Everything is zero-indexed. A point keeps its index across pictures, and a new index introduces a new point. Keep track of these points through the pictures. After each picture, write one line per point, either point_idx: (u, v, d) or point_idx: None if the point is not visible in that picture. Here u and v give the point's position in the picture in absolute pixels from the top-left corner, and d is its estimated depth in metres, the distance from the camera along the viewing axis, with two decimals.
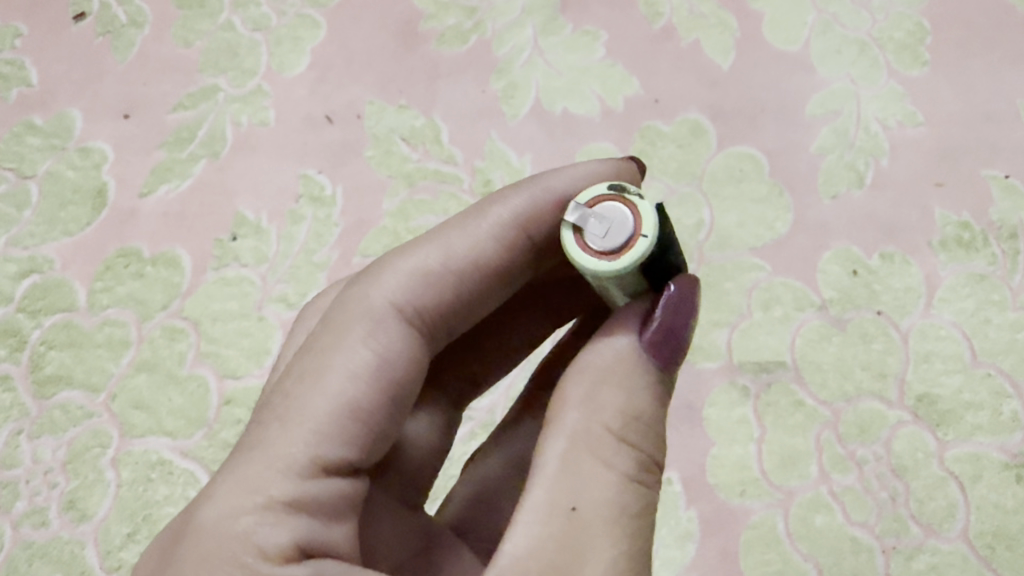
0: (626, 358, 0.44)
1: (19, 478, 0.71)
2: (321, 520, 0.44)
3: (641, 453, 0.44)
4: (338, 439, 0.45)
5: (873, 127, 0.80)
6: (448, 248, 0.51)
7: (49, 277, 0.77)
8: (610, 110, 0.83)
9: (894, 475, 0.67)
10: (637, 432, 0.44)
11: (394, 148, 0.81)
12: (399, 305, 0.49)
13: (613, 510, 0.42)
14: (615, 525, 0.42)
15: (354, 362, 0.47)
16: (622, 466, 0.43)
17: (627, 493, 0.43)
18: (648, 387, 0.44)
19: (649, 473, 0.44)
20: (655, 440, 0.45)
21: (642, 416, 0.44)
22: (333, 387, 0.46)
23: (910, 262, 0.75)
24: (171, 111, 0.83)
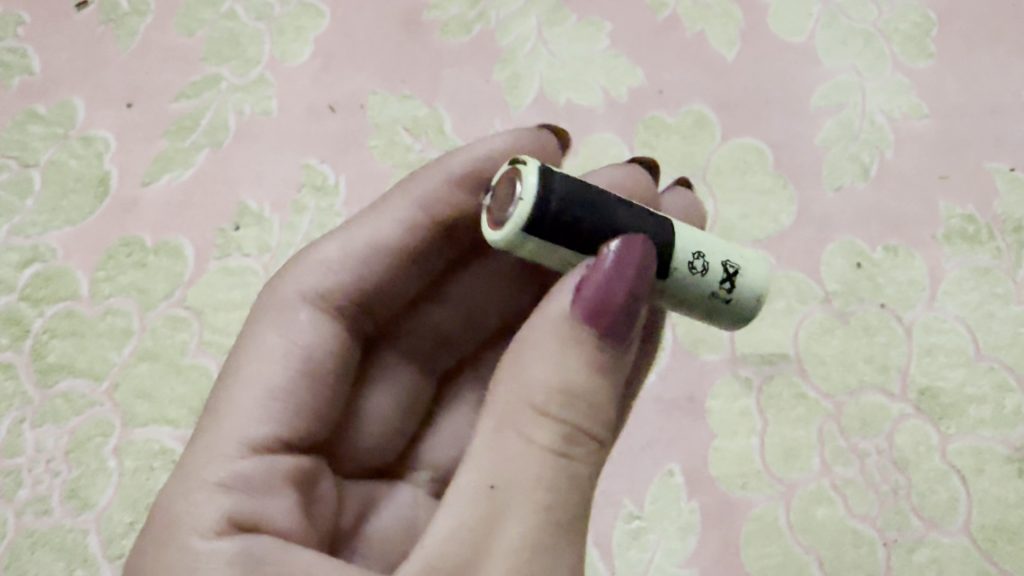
0: (560, 327, 0.39)
1: (21, 467, 0.71)
2: (257, 494, 0.44)
3: (574, 429, 0.39)
4: (262, 419, 0.47)
5: (878, 120, 0.79)
6: (361, 238, 0.53)
7: (51, 266, 0.77)
8: (613, 101, 0.82)
9: (896, 468, 0.67)
10: (567, 405, 0.39)
11: (397, 138, 0.81)
12: (312, 294, 0.51)
13: (534, 489, 0.38)
14: (536, 511, 0.38)
15: (270, 351, 0.49)
16: (547, 447, 0.39)
17: (554, 476, 0.39)
18: (585, 357, 0.39)
19: (585, 449, 0.40)
20: (595, 414, 0.40)
21: (577, 391, 0.39)
22: (251, 375, 0.48)
23: (913, 255, 0.75)
24: (174, 100, 0.83)
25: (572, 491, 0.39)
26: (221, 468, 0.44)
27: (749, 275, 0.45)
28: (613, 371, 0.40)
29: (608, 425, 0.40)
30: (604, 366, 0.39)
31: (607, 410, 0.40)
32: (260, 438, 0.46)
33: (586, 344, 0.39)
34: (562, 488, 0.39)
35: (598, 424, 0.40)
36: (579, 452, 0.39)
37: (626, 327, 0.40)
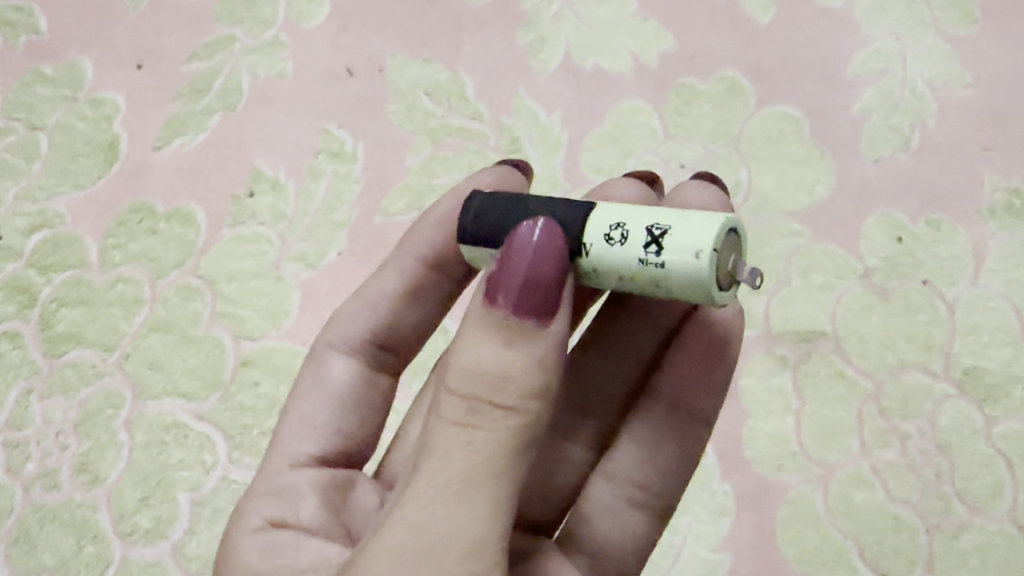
0: (475, 313, 0.38)
1: (29, 439, 0.68)
2: (284, 498, 0.49)
3: (480, 402, 0.36)
4: (302, 441, 0.53)
5: (918, 88, 0.76)
6: (374, 288, 0.56)
7: (60, 232, 0.74)
8: (642, 67, 0.79)
9: (938, 451, 0.64)
10: (472, 380, 0.37)
11: (417, 103, 0.78)
12: (338, 341, 0.56)
13: (442, 460, 0.36)
14: (439, 486, 0.36)
15: (306, 391, 0.55)
16: (454, 425, 0.37)
17: (459, 452, 0.36)
18: (493, 334, 0.37)
19: (497, 422, 0.36)
20: (506, 385, 0.36)
21: (483, 365, 0.37)
22: (293, 411, 0.55)
23: (956, 230, 0.71)
24: (186, 63, 0.80)
25: (484, 466, 0.36)
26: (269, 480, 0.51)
27: (684, 231, 0.37)
28: (530, 350, 0.37)
29: (530, 397, 0.37)
30: (515, 339, 0.37)
31: (526, 381, 0.37)
32: (300, 456, 0.52)
33: (494, 322, 0.37)
34: (468, 463, 0.36)
35: (511, 395, 0.36)
36: (488, 425, 0.36)
37: (527, 296, 0.37)
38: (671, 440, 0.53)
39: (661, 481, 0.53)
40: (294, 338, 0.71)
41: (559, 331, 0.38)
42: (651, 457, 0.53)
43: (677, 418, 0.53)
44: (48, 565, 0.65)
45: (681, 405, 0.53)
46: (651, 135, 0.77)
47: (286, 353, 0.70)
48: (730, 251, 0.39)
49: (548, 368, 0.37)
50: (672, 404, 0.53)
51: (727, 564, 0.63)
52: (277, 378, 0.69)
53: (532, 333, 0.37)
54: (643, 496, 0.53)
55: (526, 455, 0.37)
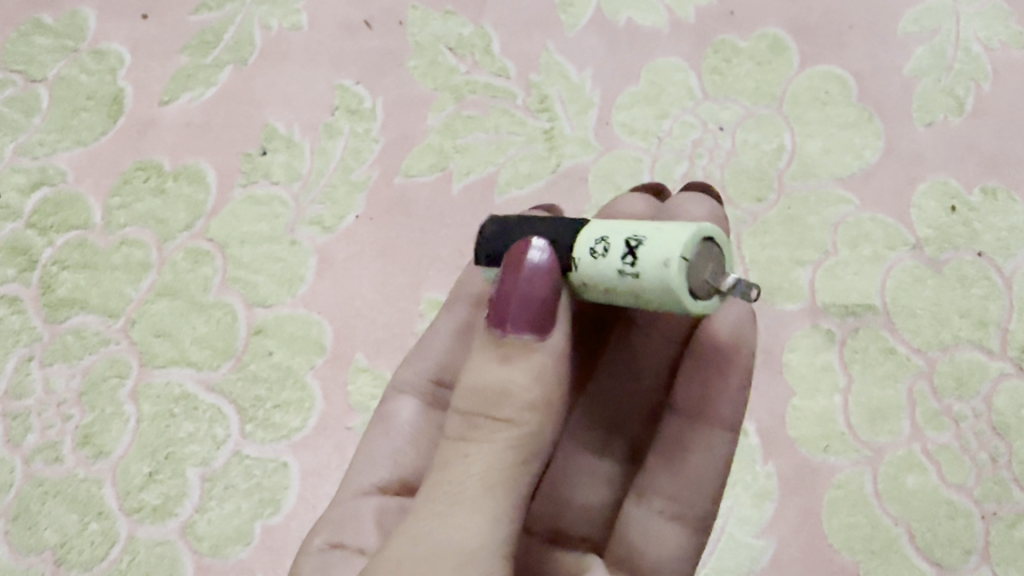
0: (481, 337, 0.37)
1: (29, 410, 0.64)
2: (347, 526, 0.50)
3: (480, 416, 0.36)
4: (371, 472, 0.52)
5: (973, 48, 0.71)
6: (431, 334, 0.55)
7: (62, 191, 0.70)
8: (679, 23, 0.74)
9: (995, 433, 0.61)
10: (469, 397, 0.36)
11: (440, 58, 0.73)
12: (402, 382, 0.55)
13: (444, 475, 0.36)
14: (440, 497, 0.36)
15: (374, 432, 0.54)
16: (455, 441, 0.36)
17: (458, 466, 0.36)
18: (493, 353, 0.37)
19: (495, 434, 0.35)
20: (502, 399, 0.36)
21: (482, 382, 0.36)
22: (362, 447, 0.53)
23: (1014, 199, 0.67)
24: (194, 13, 0.75)
25: (484, 478, 0.35)
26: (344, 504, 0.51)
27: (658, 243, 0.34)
28: (528, 364, 0.36)
29: (527, 409, 0.35)
30: (512, 355, 0.36)
31: (524, 394, 0.35)
32: (367, 487, 0.52)
33: (498, 344, 0.37)
34: (466, 475, 0.35)
35: (509, 408, 0.35)
36: (487, 439, 0.35)
37: (524, 319, 0.36)
38: (693, 451, 0.47)
39: (694, 494, 0.47)
40: (310, 306, 0.67)
41: (557, 346, 0.36)
42: (676, 469, 0.47)
43: (699, 428, 0.47)
44: (50, 543, 0.61)
45: (698, 411, 0.47)
46: (688, 96, 0.71)
47: (301, 322, 0.66)
48: (712, 261, 0.35)
49: (548, 381, 0.36)
50: (686, 412, 0.47)
51: (771, 550, 0.59)
52: (292, 349, 0.66)
53: (532, 349, 0.36)
54: (675, 511, 0.47)
55: (529, 467, 0.36)
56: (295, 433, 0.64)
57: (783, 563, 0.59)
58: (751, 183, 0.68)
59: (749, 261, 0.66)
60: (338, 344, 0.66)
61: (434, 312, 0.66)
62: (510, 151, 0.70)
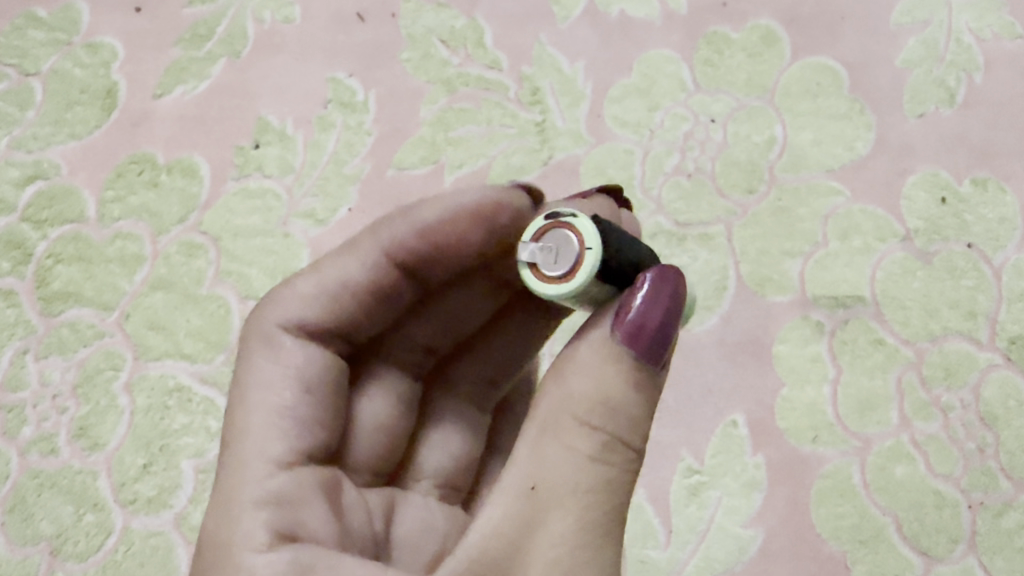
0: (595, 347, 0.37)
1: (25, 403, 0.65)
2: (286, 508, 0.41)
3: (616, 440, 0.36)
4: (279, 434, 0.43)
5: (966, 39, 0.71)
6: (336, 275, 0.48)
7: (56, 184, 0.70)
8: (671, 14, 0.74)
9: (983, 424, 0.62)
10: (605, 417, 0.36)
11: (432, 51, 0.73)
12: (293, 316, 0.47)
13: (576, 492, 0.36)
14: (571, 517, 0.35)
15: (267, 381, 0.45)
16: (587, 458, 0.36)
17: (594, 486, 0.36)
18: (622, 370, 0.36)
19: (620, 459, 0.36)
20: (632, 424, 0.36)
21: (619, 405, 0.36)
22: (253, 401, 0.44)
23: (1004, 190, 0.67)
24: (187, 6, 0.75)
25: (609, 499, 0.36)
26: (257, 488, 0.41)
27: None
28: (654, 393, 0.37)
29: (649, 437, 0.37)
30: (641, 378, 0.37)
31: (645, 420, 0.37)
32: (284, 456, 0.43)
33: (623, 361, 0.36)
34: (593, 495, 0.36)
35: (637, 434, 0.37)
36: (615, 462, 0.36)
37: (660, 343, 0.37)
38: None
39: None
40: None
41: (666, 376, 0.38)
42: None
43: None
44: (46, 534, 0.62)
45: None
46: (679, 88, 0.72)
47: None
48: None
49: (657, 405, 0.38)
50: None
51: (759, 540, 0.60)
52: None
53: (657, 375, 0.37)
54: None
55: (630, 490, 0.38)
56: None
57: (772, 552, 0.59)
58: (741, 175, 0.69)
59: (740, 252, 0.66)
60: None
61: None
62: (502, 144, 0.70)
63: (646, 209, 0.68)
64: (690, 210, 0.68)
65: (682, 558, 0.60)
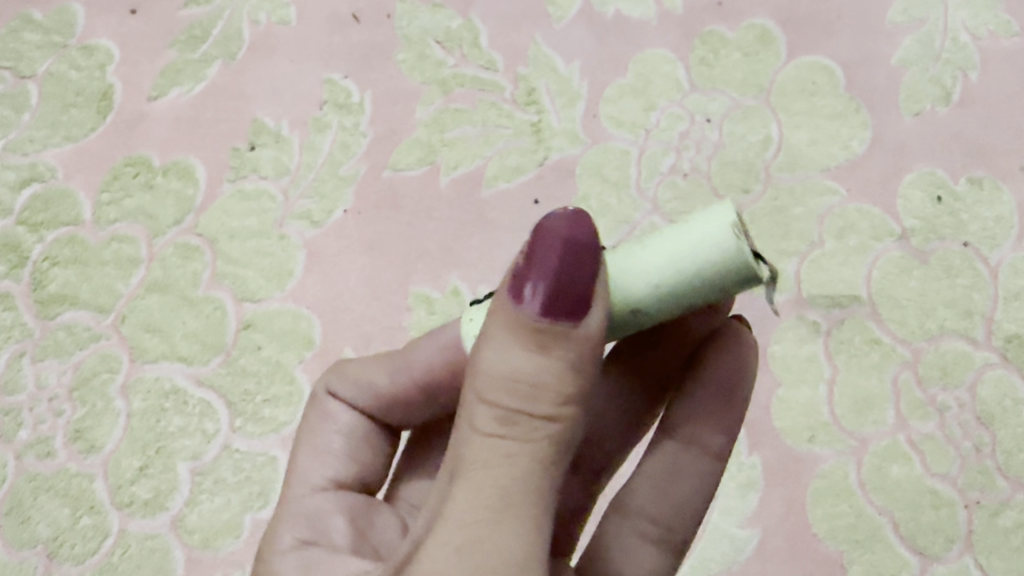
0: (498, 319, 0.33)
1: (21, 406, 0.65)
2: (311, 520, 0.44)
3: (519, 413, 0.32)
4: (325, 465, 0.47)
5: (962, 38, 0.71)
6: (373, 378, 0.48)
7: (52, 187, 0.70)
8: (667, 14, 0.74)
9: (979, 423, 0.62)
10: (506, 388, 0.33)
11: (428, 51, 0.73)
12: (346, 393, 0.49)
13: (480, 472, 0.33)
14: (478, 502, 0.32)
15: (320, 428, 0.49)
16: (489, 434, 0.33)
17: (496, 464, 0.33)
18: (524, 336, 0.33)
19: (532, 433, 0.32)
20: (542, 393, 0.32)
21: (518, 373, 0.32)
22: (308, 438, 0.49)
23: (1001, 188, 0.67)
24: (182, 8, 0.75)
25: (522, 477, 0.33)
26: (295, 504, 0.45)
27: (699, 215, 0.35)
28: (566, 355, 0.33)
29: (566, 405, 0.33)
30: (548, 342, 0.32)
31: (558, 389, 0.33)
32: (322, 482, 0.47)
33: (521, 325, 0.33)
34: (502, 474, 0.32)
35: (545, 404, 0.33)
36: (524, 436, 0.32)
37: (569, 303, 0.33)
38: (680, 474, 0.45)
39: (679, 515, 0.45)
40: (299, 300, 0.67)
41: (592, 332, 0.33)
42: (664, 490, 0.45)
43: (687, 449, 0.45)
44: (43, 537, 0.62)
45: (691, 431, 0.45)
46: (675, 87, 0.71)
47: (289, 317, 0.67)
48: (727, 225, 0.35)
49: (581, 369, 0.33)
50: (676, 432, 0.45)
51: (755, 541, 0.60)
52: (281, 342, 0.66)
53: (568, 335, 0.32)
54: (660, 533, 0.44)
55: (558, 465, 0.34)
56: (284, 427, 0.64)
57: (768, 552, 0.59)
58: (738, 174, 0.69)
59: None
60: (326, 338, 0.66)
61: (422, 307, 0.67)
62: (498, 145, 0.70)
63: (643, 209, 0.68)
64: (687, 211, 0.68)
65: None
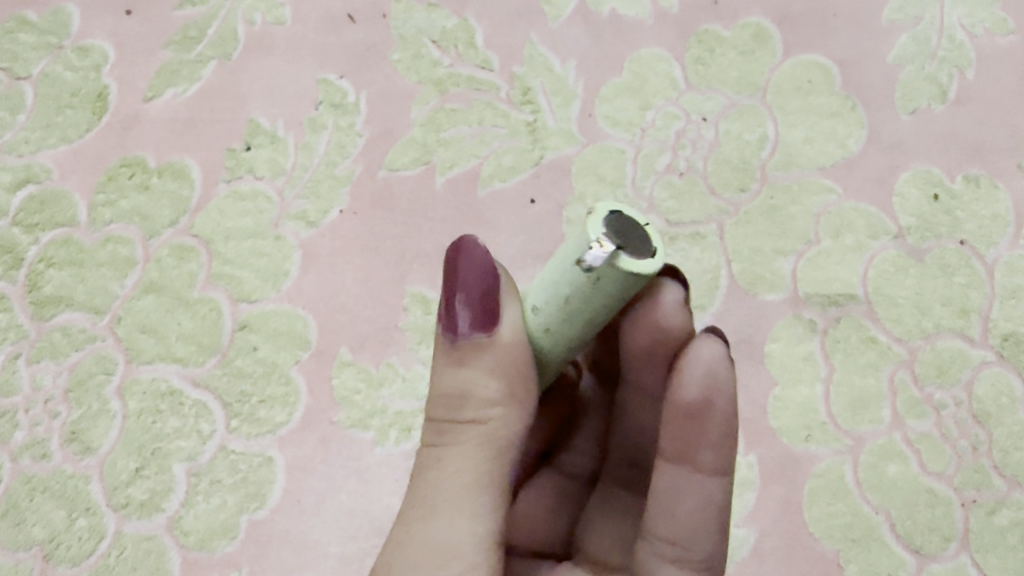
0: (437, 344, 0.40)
1: (16, 408, 0.65)
2: None
3: (452, 420, 0.39)
4: None
5: (958, 35, 0.71)
6: None
7: (47, 188, 0.70)
8: (663, 13, 0.74)
9: (976, 422, 0.62)
10: (442, 402, 0.40)
11: (423, 51, 0.73)
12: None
13: (430, 475, 0.40)
14: (428, 500, 0.40)
15: None
16: (435, 441, 0.40)
17: (440, 465, 0.40)
18: (449, 358, 0.39)
19: (468, 432, 0.39)
20: (468, 400, 0.39)
21: (448, 389, 0.39)
22: None
23: (997, 187, 0.67)
24: (178, 8, 0.75)
25: (465, 471, 0.39)
26: None
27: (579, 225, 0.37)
28: (486, 369, 0.39)
29: (490, 409, 0.39)
30: (467, 359, 0.39)
31: (481, 396, 0.39)
32: None
33: (446, 351, 0.39)
34: (450, 470, 0.39)
35: (471, 411, 0.39)
36: (464, 435, 0.39)
37: (476, 320, 0.38)
38: (684, 497, 0.44)
39: (694, 535, 0.44)
40: (296, 300, 0.67)
41: (506, 344, 0.38)
42: (669, 516, 0.44)
43: (680, 470, 0.44)
44: (39, 538, 0.62)
45: (681, 452, 0.44)
46: (671, 86, 0.71)
47: (286, 317, 0.67)
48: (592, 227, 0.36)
49: (504, 379, 0.39)
50: (667, 458, 0.44)
51: (752, 539, 0.60)
52: (277, 343, 0.66)
53: (480, 349, 0.38)
54: (678, 555, 0.44)
55: (503, 457, 0.39)
56: (280, 428, 0.64)
57: (765, 551, 0.59)
58: (734, 173, 0.68)
59: (732, 251, 0.66)
60: (323, 339, 0.66)
61: (418, 306, 0.67)
62: (494, 145, 0.70)
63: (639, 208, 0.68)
64: (683, 210, 0.68)
65: None
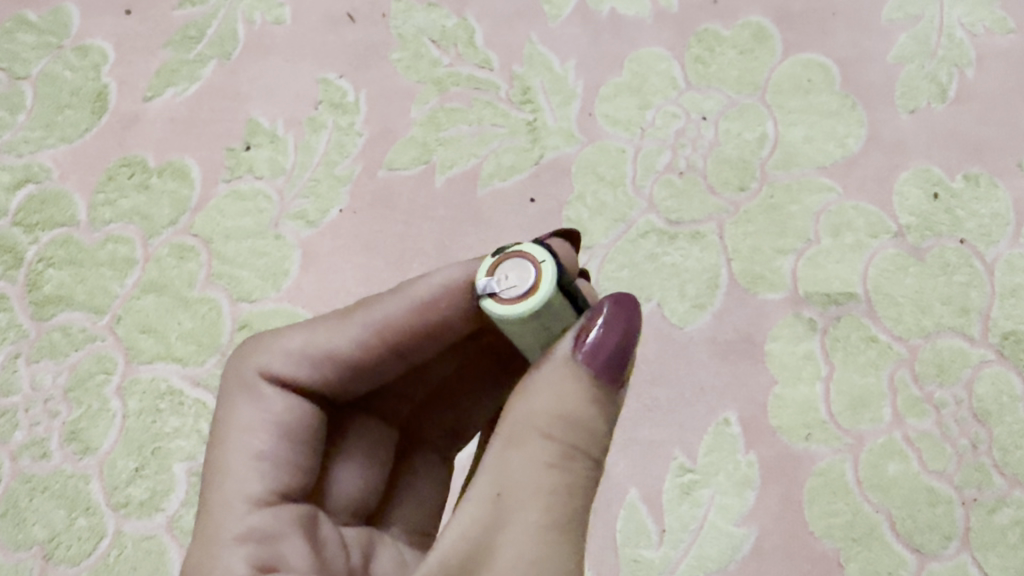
0: (555, 367, 0.38)
1: (17, 407, 0.65)
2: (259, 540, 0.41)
3: (573, 450, 0.37)
4: (260, 471, 0.43)
5: (958, 34, 0.71)
6: (321, 337, 0.46)
7: (46, 187, 0.70)
8: (662, 12, 0.73)
9: (975, 420, 0.62)
10: (563, 428, 0.37)
11: (423, 50, 0.73)
12: (280, 371, 0.46)
13: (540, 499, 0.36)
14: (535, 530, 0.36)
15: (252, 425, 0.45)
16: (546, 467, 0.37)
17: (552, 493, 0.37)
18: (584, 388, 0.37)
19: (582, 467, 0.37)
20: (594, 437, 0.37)
21: (573, 417, 0.37)
22: (233, 449, 0.44)
23: (997, 186, 0.67)
24: (178, 7, 0.75)
25: (572, 510, 0.37)
26: (237, 524, 0.42)
27: None
28: (609, 408, 0.38)
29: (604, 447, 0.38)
30: (599, 396, 0.38)
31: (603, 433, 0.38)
32: (263, 493, 0.43)
33: (582, 378, 0.37)
34: (564, 506, 0.37)
35: (595, 446, 0.38)
36: (576, 471, 0.37)
37: (617, 369, 0.38)
38: None
39: None
40: (296, 300, 0.67)
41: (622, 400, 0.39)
42: None
43: None
44: (39, 538, 0.62)
45: None
46: (671, 86, 0.71)
47: (285, 316, 0.67)
48: None
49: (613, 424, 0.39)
50: None
51: (752, 538, 0.60)
52: None
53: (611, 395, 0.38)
54: None
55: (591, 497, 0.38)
56: None
57: (765, 550, 0.59)
58: (733, 172, 0.68)
59: (732, 250, 0.66)
60: None
61: None
62: (493, 144, 0.70)
63: (638, 207, 0.68)
64: (683, 209, 0.68)
65: (675, 556, 0.60)
